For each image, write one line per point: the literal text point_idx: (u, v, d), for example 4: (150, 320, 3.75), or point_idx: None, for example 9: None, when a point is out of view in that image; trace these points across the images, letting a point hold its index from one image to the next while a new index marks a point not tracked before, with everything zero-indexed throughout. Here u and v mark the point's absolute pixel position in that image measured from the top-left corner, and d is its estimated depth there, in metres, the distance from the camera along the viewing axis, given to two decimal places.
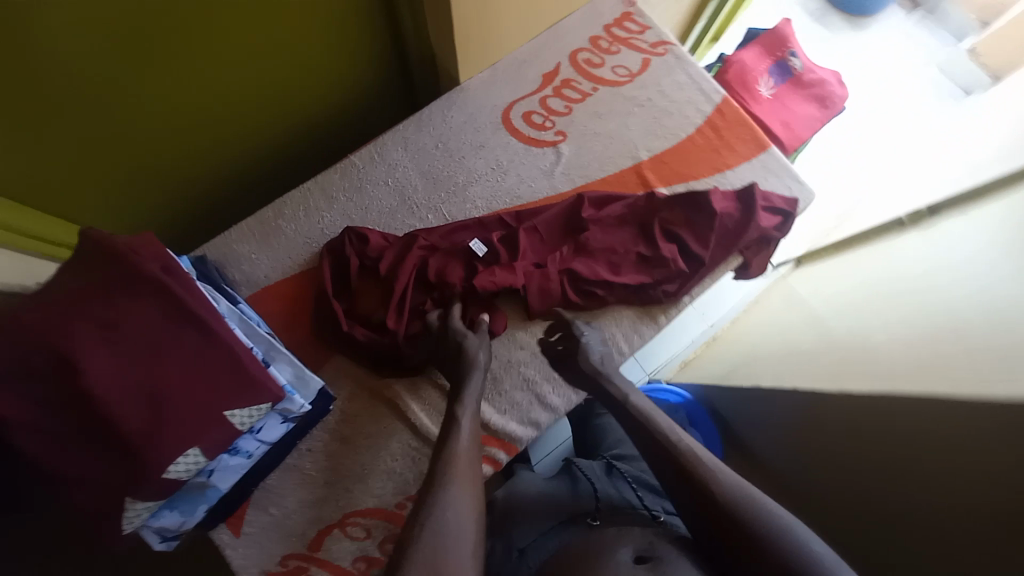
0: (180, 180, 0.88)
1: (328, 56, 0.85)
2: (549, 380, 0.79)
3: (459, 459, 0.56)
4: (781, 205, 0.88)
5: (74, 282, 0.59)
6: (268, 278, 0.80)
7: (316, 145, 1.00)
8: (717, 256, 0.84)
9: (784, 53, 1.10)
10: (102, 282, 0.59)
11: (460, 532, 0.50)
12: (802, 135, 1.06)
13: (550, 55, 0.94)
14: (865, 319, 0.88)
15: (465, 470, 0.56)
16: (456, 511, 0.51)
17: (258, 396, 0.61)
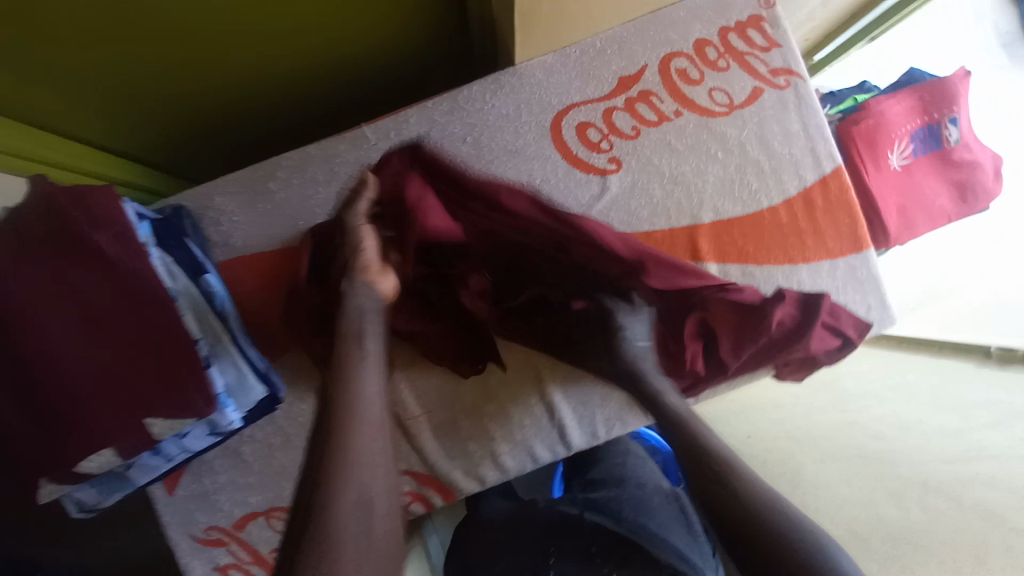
0: (186, 117, 0.79)
1: None
2: (509, 441, 0.73)
3: (368, 417, 0.55)
4: (846, 327, 0.73)
5: (27, 238, 0.55)
6: (247, 246, 0.72)
7: (335, 91, 0.84)
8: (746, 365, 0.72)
9: (943, 116, 0.85)
10: (56, 247, 0.55)
11: (367, 492, 0.50)
12: (916, 232, 0.84)
13: (639, 51, 0.74)
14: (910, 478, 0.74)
15: (372, 429, 0.54)
16: (365, 479, 0.51)
17: (184, 409, 0.56)
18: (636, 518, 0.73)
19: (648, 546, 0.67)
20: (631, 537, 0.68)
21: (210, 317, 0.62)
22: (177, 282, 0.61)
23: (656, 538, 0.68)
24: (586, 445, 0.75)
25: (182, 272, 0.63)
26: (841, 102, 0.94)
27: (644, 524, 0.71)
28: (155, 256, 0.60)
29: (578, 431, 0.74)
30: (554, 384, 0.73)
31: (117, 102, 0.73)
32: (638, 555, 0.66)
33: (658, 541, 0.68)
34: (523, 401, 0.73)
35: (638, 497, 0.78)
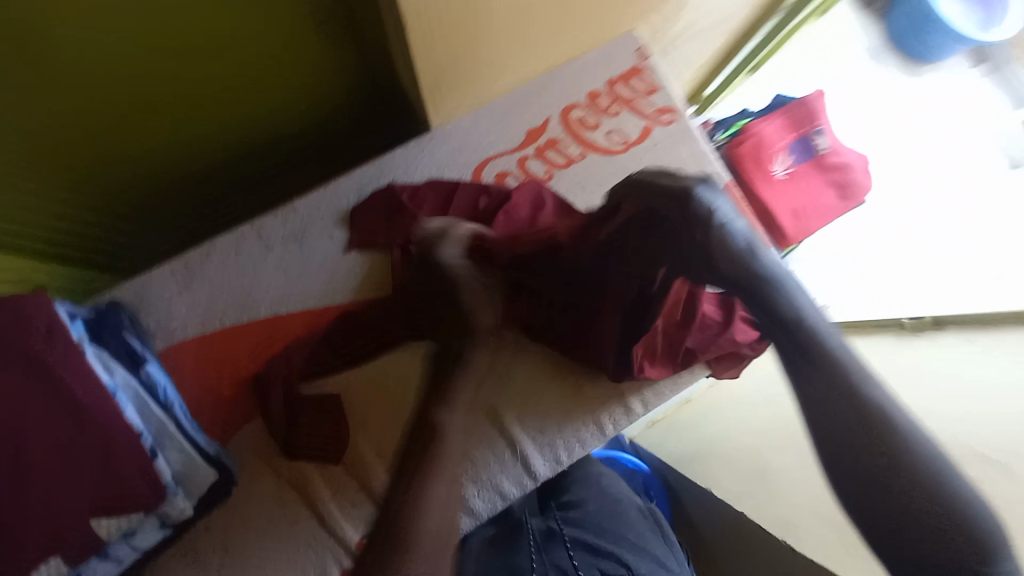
0: (108, 197, 0.83)
1: (268, 73, 0.76)
2: (475, 482, 0.73)
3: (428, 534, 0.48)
4: None
5: None
6: (185, 331, 0.74)
7: (264, 161, 0.91)
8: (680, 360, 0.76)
9: (809, 130, 0.98)
10: None
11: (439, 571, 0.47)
12: (811, 228, 0.95)
13: (541, 106, 0.84)
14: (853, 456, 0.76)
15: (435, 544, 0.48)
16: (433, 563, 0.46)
17: (129, 504, 0.56)
18: (615, 535, 0.75)
19: (625, 561, 0.70)
20: (609, 552, 0.72)
21: (150, 405, 0.63)
22: (115, 375, 0.62)
23: (632, 554, 0.72)
24: (552, 473, 0.76)
25: (120, 364, 0.63)
26: (729, 128, 1.07)
27: (620, 539, 0.75)
28: (91, 353, 0.61)
29: (541, 459, 0.75)
30: (511, 415, 0.76)
31: (40, 189, 0.75)
32: (614, 566, 0.69)
33: (636, 551, 0.73)
34: (484, 438, 0.75)
35: (615, 510, 0.80)
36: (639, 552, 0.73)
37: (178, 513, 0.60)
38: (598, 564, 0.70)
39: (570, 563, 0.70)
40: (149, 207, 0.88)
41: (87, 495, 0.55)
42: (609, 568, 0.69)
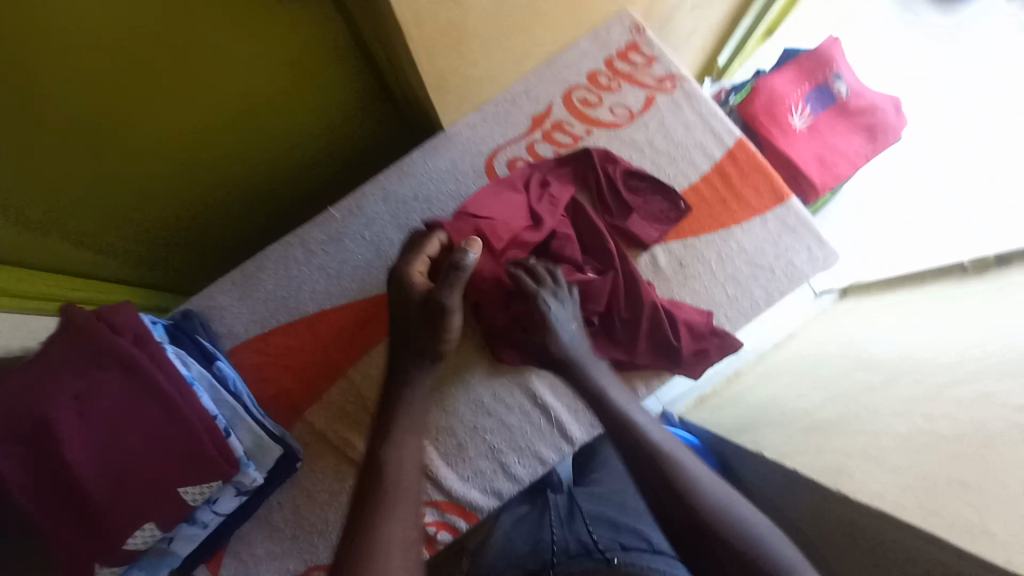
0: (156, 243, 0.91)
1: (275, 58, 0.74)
2: (516, 450, 0.76)
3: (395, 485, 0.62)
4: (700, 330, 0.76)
5: (61, 353, 0.63)
6: (247, 331, 0.82)
7: (294, 193, 1.00)
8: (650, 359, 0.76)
9: (827, 75, 0.96)
10: (84, 353, 0.63)
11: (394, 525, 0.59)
12: (842, 173, 0.92)
13: (545, 92, 0.87)
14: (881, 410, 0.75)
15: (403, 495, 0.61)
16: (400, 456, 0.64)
17: (211, 476, 0.64)
18: (639, 513, 0.80)
19: (644, 534, 0.73)
20: (628, 527, 0.76)
21: (220, 395, 0.70)
22: (191, 369, 0.71)
23: (649, 528, 0.75)
24: (590, 439, 0.77)
25: (195, 359, 0.73)
26: (742, 89, 1.04)
27: (640, 516, 0.79)
28: (170, 351, 0.70)
29: (578, 426, 0.77)
30: (541, 380, 0.78)
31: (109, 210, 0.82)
32: (635, 540, 0.72)
33: (658, 527, 0.75)
34: (517, 409, 0.77)
35: (635, 493, 0.87)
36: (660, 527, 0.76)
37: (250, 481, 0.68)
38: (619, 538, 0.73)
39: (591, 537, 0.75)
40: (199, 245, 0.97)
41: (176, 470, 0.62)
42: (630, 542, 0.72)
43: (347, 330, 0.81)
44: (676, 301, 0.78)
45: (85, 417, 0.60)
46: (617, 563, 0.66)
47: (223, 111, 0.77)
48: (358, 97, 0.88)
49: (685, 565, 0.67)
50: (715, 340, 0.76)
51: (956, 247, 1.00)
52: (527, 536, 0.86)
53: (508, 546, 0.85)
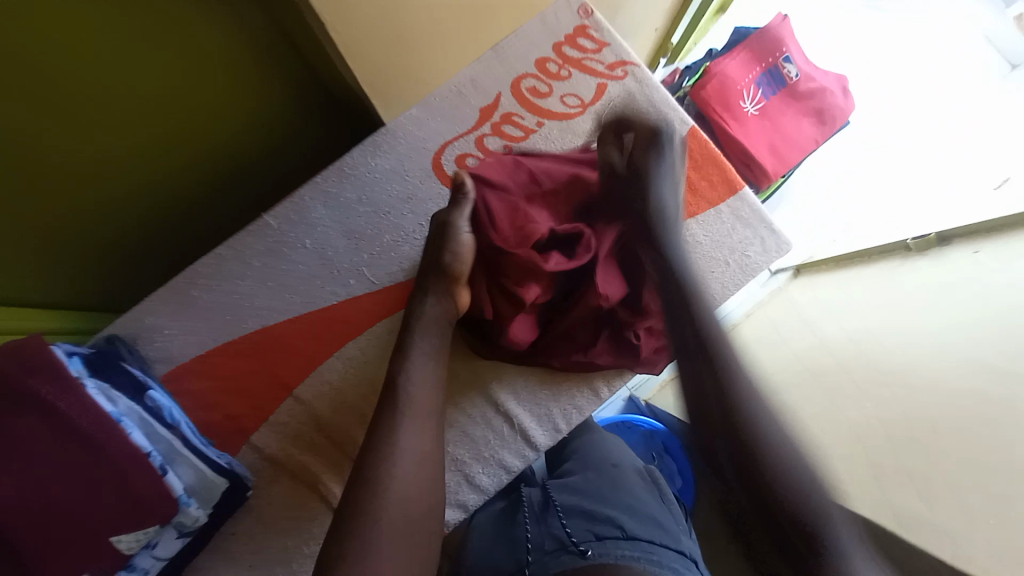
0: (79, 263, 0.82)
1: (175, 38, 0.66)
2: (480, 460, 0.75)
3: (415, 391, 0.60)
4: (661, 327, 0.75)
5: None
6: (183, 354, 0.76)
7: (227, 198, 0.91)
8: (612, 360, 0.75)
9: (777, 59, 0.95)
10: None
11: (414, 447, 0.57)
12: (793, 160, 0.92)
13: (492, 81, 0.82)
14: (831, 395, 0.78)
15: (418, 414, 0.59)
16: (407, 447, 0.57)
17: (148, 519, 0.59)
18: (613, 500, 0.76)
19: (617, 522, 0.71)
20: (603, 516, 0.72)
21: (155, 428, 0.65)
22: (118, 404, 0.64)
23: (622, 515, 0.72)
24: (554, 443, 0.76)
25: (123, 391, 0.66)
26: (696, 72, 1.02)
27: (613, 503, 0.75)
28: (92, 385, 0.63)
29: (541, 430, 0.76)
30: (502, 388, 0.76)
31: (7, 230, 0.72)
32: (611, 529, 0.70)
33: (632, 515, 0.72)
34: (479, 418, 0.76)
35: (609, 477, 0.82)
36: (633, 513, 0.73)
37: (193, 521, 0.64)
38: (593, 529, 0.71)
39: (565, 532, 0.71)
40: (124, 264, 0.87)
41: (107, 518, 0.57)
42: (604, 532, 0.69)
43: (293, 347, 0.76)
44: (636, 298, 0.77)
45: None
46: (592, 557, 0.66)
47: (127, 104, 0.69)
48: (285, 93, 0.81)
49: (659, 549, 0.67)
50: None
51: (899, 226, 1.03)
52: (498, 533, 0.80)
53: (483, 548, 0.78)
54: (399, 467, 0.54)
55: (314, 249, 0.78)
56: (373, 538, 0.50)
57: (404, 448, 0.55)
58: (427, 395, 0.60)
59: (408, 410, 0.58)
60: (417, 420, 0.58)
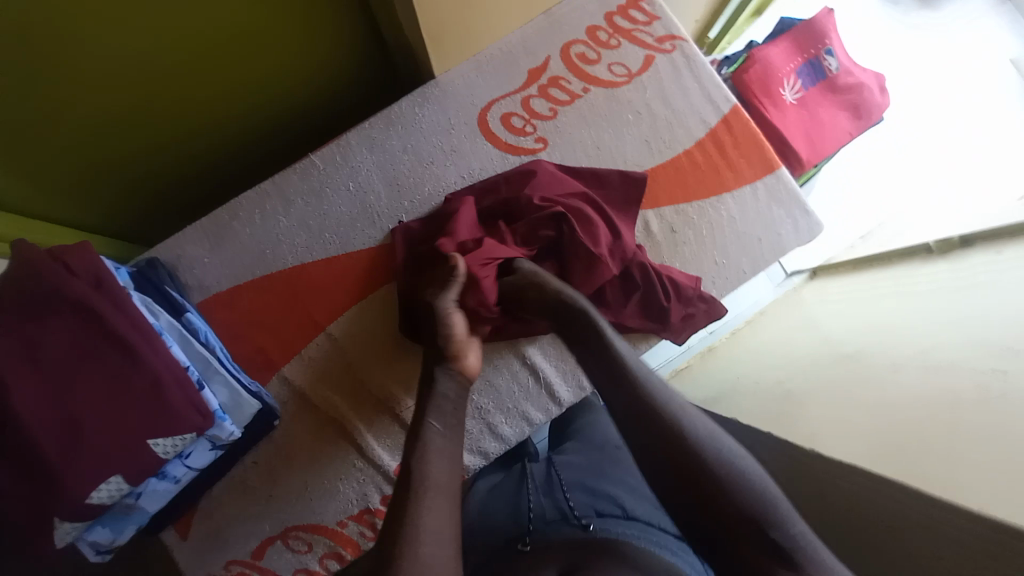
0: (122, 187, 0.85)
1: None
2: (503, 410, 0.76)
3: (436, 475, 0.49)
4: (687, 291, 0.76)
5: (16, 292, 0.57)
6: (220, 284, 0.77)
7: (269, 142, 0.93)
8: (634, 317, 0.76)
9: (818, 51, 0.96)
10: (41, 291, 0.57)
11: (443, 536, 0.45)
12: (827, 150, 0.94)
13: (541, 44, 0.84)
14: (844, 375, 0.79)
15: (443, 486, 0.49)
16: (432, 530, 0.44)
17: (180, 428, 0.59)
18: (613, 479, 0.73)
19: (618, 502, 0.66)
20: (604, 493, 0.68)
21: (192, 344, 0.67)
22: (159, 318, 0.66)
23: (624, 495, 0.68)
24: (578, 399, 0.77)
25: (163, 308, 0.68)
26: (735, 61, 1.03)
27: (614, 483, 0.71)
28: (133, 296, 0.64)
29: (565, 386, 0.77)
30: (526, 342, 0.77)
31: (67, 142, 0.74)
32: (611, 507, 0.65)
33: (632, 495, 0.68)
34: (504, 371, 0.76)
35: (610, 460, 0.78)
36: (634, 494, 0.68)
37: (226, 436, 0.64)
38: (595, 505, 0.66)
39: (567, 505, 0.67)
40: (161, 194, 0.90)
41: (142, 420, 0.57)
42: (605, 509, 0.64)
43: (327, 286, 0.77)
44: (666, 266, 0.78)
45: (40, 359, 0.55)
46: (594, 531, 0.59)
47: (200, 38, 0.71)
48: (346, 38, 0.82)
49: (661, 534, 0.61)
50: (703, 307, 0.77)
51: (926, 231, 1.04)
52: (502, 502, 0.77)
53: (484, 512, 0.78)
54: (427, 521, 0.45)
55: (356, 194, 0.80)
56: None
57: (433, 520, 0.45)
58: (448, 479, 0.50)
59: (428, 485, 0.48)
60: (439, 493, 0.48)
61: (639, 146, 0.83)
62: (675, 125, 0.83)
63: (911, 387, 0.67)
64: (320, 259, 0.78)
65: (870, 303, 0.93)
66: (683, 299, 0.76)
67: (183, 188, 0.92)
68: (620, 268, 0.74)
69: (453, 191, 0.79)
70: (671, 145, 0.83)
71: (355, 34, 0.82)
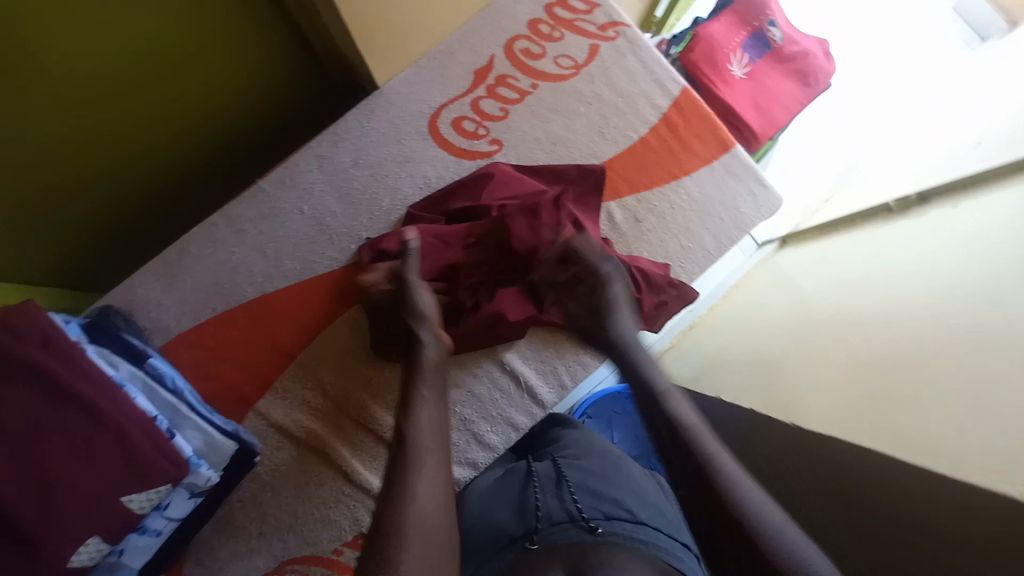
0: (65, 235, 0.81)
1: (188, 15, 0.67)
2: (487, 418, 0.76)
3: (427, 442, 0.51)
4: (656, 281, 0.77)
5: None
6: (181, 324, 0.75)
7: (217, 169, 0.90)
8: None
9: (762, 23, 0.96)
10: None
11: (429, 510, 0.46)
12: (780, 120, 0.94)
13: (482, 44, 0.82)
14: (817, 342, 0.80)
15: (432, 454, 0.50)
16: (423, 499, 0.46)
17: (153, 481, 0.57)
18: (620, 480, 0.65)
19: (626, 503, 0.60)
20: (610, 494, 0.61)
21: (158, 392, 0.65)
22: (120, 369, 0.64)
23: (630, 497, 0.62)
24: (560, 399, 0.78)
25: (123, 358, 0.66)
26: (682, 40, 1.03)
27: (619, 484, 0.64)
28: (89, 350, 0.62)
29: (547, 387, 0.77)
30: (504, 348, 0.77)
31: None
32: (618, 509, 0.59)
33: (642, 501, 0.61)
34: (486, 379, 0.76)
35: (615, 462, 0.69)
36: (642, 500, 0.62)
37: (204, 481, 0.62)
38: (602, 507, 0.59)
39: (573, 505, 0.59)
40: (110, 236, 0.86)
41: (112, 478, 0.55)
42: (614, 513, 0.58)
43: (296, 314, 0.76)
44: (634, 256, 0.79)
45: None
46: (602, 534, 0.55)
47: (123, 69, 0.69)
48: (280, 55, 0.80)
49: (668, 539, 0.58)
50: (673, 293, 0.78)
51: (885, 189, 1.06)
52: (502, 494, 0.66)
53: (483, 506, 0.66)
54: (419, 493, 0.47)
55: (312, 215, 0.78)
56: (401, 551, 0.43)
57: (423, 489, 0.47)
58: (441, 440, 0.52)
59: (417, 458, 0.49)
60: (434, 454, 0.51)
61: (594, 137, 0.82)
62: (627, 112, 0.83)
63: (879, 348, 0.68)
64: (283, 286, 0.76)
65: (837, 266, 0.94)
66: (653, 289, 0.77)
67: (132, 228, 0.88)
68: (587, 263, 0.74)
69: (411, 202, 0.78)
70: (626, 133, 0.83)
71: (290, 49, 0.80)
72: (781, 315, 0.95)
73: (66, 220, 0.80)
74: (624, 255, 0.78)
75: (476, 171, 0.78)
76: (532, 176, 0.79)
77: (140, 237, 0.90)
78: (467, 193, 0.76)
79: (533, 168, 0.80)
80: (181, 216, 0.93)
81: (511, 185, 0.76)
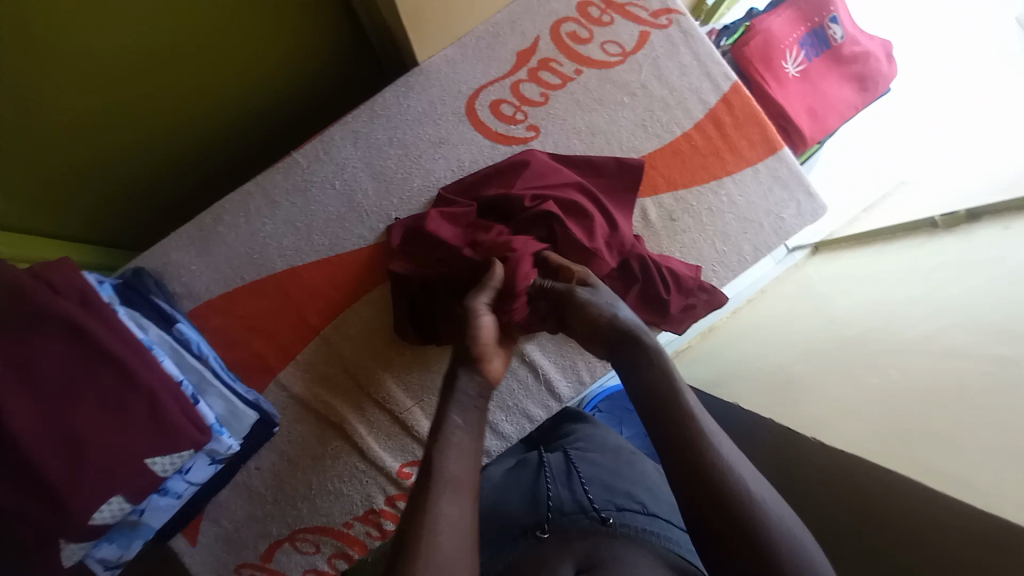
0: (102, 194, 0.82)
1: None
2: (503, 408, 0.76)
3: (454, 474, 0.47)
4: (688, 283, 0.74)
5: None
6: (209, 291, 0.75)
7: (252, 135, 0.89)
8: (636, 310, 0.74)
9: (822, 18, 0.91)
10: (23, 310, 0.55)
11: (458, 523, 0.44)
12: (831, 124, 0.90)
13: (528, 24, 0.79)
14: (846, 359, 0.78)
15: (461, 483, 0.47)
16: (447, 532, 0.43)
17: (176, 446, 0.58)
18: (632, 475, 0.64)
19: (638, 497, 0.59)
20: (623, 488, 0.60)
21: (185, 358, 0.65)
22: (149, 332, 0.65)
23: (644, 492, 0.60)
24: (578, 394, 0.77)
25: (152, 321, 0.66)
26: (734, 32, 0.98)
27: (633, 480, 0.63)
28: (120, 312, 0.63)
29: (565, 382, 0.76)
30: (526, 340, 0.76)
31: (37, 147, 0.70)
32: (629, 501, 0.58)
33: (653, 495, 0.60)
34: (505, 370, 0.75)
35: (628, 458, 0.68)
36: (652, 493, 0.61)
37: (225, 449, 0.63)
38: (614, 500, 0.58)
39: (585, 496, 0.58)
40: (145, 197, 0.86)
41: (138, 440, 0.56)
42: (625, 505, 0.57)
43: (320, 289, 0.75)
44: (665, 256, 0.76)
45: (26, 384, 0.54)
46: (613, 525, 0.54)
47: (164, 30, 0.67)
48: (321, 24, 0.78)
49: (678, 531, 0.57)
50: (703, 296, 0.76)
51: (932, 204, 1.01)
52: (514, 482, 0.66)
53: (496, 494, 0.65)
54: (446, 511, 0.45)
55: (343, 191, 0.77)
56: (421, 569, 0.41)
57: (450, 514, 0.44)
58: (470, 474, 0.48)
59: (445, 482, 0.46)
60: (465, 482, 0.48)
61: (636, 129, 0.79)
62: (673, 106, 0.79)
63: (915, 372, 0.66)
64: (311, 261, 0.76)
65: (874, 281, 0.91)
66: (682, 291, 0.74)
67: (165, 191, 0.88)
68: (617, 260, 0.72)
69: (444, 185, 0.77)
70: (670, 128, 0.79)
71: (333, 19, 0.78)
72: (810, 327, 0.92)
73: (101, 178, 0.80)
74: (656, 254, 0.76)
75: (511, 158, 0.76)
76: (566, 166, 0.76)
77: (175, 200, 0.90)
78: (499, 180, 0.74)
79: (570, 157, 0.77)
80: (214, 181, 0.93)
81: (547, 174, 0.74)
